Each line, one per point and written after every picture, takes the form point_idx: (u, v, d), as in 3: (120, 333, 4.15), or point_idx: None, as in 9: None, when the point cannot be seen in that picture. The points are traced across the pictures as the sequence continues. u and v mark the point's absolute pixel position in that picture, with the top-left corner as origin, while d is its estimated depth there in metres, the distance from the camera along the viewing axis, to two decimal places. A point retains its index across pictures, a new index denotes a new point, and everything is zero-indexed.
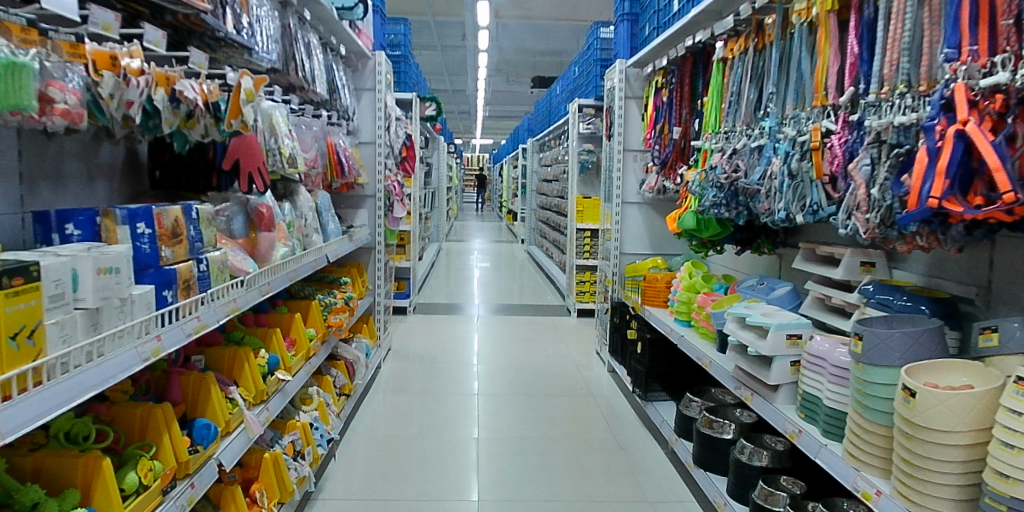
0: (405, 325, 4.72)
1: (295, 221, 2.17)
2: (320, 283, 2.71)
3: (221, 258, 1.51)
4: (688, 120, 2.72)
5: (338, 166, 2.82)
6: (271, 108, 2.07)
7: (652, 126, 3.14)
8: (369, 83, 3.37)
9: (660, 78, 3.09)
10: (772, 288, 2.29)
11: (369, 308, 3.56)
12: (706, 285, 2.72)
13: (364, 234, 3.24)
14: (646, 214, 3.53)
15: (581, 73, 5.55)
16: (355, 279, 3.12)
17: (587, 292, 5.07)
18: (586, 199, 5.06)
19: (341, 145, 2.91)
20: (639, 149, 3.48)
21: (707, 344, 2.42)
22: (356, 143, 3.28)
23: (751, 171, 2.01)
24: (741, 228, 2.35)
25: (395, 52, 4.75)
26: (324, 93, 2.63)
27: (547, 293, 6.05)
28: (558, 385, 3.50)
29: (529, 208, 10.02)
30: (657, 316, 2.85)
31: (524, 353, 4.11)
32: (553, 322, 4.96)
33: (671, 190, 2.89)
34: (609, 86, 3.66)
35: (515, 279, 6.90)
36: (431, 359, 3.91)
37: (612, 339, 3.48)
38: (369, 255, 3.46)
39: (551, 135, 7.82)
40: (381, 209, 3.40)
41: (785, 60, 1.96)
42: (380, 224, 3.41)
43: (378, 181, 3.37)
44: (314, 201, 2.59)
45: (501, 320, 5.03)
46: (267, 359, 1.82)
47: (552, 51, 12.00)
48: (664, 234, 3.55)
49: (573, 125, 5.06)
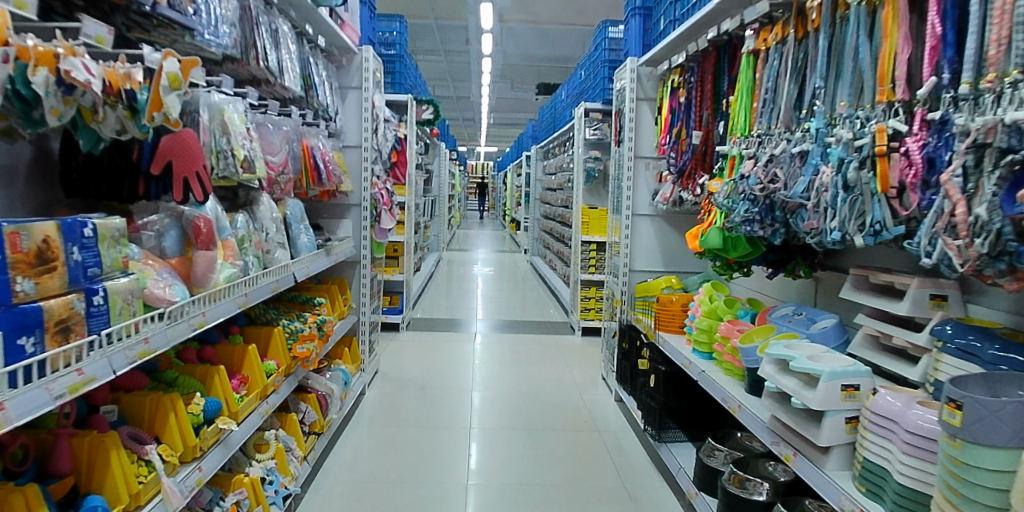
0: (397, 343, 4.38)
1: (250, 235, 1.84)
2: (290, 305, 2.38)
3: (128, 287, 1.17)
4: (710, 123, 2.39)
5: (314, 172, 2.51)
6: (220, 103, 1.75)
7: (668, 131, 2.81)
8: (355, 81, 3.06)
9: (677, 76, 2.77)
10: (812, 321, 1.95)
11: (351, 329, 3.24)
12: (730, 312, 2.38)
13: (345, 247, 2.92)
14: (659, 227, 3.19)
15: (588, 76, 5.24)
16: (333, 298, 2.80)
17: (592, 309, 4.67)
18: (593, 210, 4.72)
19: (318, 148, 2.59)
20: (652, 156, 3.15)
21: (734, 382, 2.07)
22: (339, 147, 2.97)
23: (793, 181, 1.68)
24: (774, 249, 2.01)
25: (389, 51, 4.47)
26: (297, 89, 2.32)
27: (549, 308, 5.71)
28: (560, 417, 3.15)
29: (532, 217, 9.68)
30: (672, 346, 2.50)
31: (525, 378, 3.77)
32: (557, 341, 4.61)
33: (689, 202, 2.56)
34: (619, 87, 3.35)
35: (517, 293, 6.56)
36: (423, 384, 3.58)
37: (621, 367, 3.14)
38: (353, 270, 3.15)
39: (555, 141, 7.50)
40: (367, 219, 3.09)
41: (836, 48, 1.65)
42: (365, 237, 3.10)
43: (363, 189, 3.05)
44: (282, 211, 2.26)
45: (500, 338, 4.68)
46: (204, 405, 1.49)
47: (558, 58, 11.73)
48: (679, 250, 3.21)
49: (579, 131, 4.74)
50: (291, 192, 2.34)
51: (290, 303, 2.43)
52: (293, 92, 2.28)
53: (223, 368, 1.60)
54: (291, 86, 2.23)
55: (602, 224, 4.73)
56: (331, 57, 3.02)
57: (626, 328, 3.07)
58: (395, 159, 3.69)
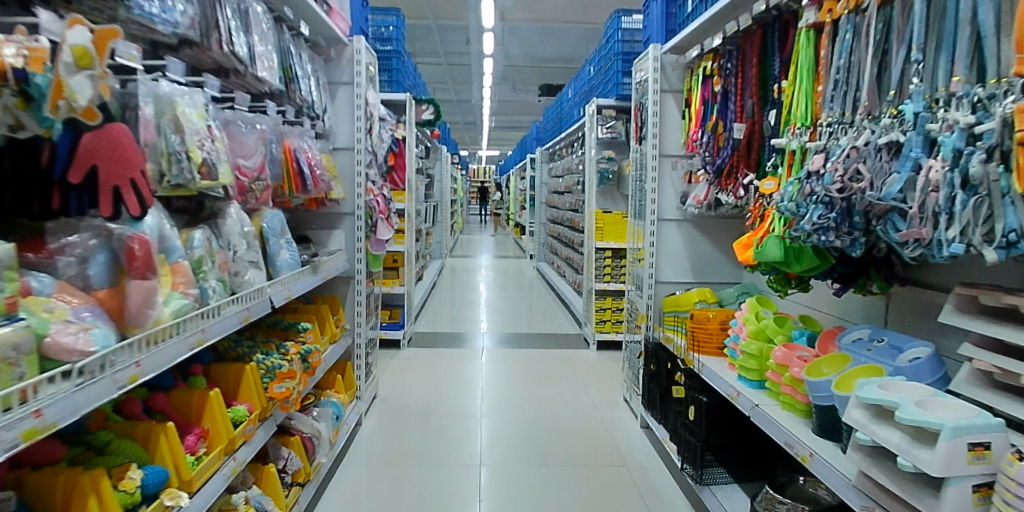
0: (398, 361, 4.03)
1: (211, 255, 1.50)
2: (271, 333, 2.05)
3: (10, 339, 0.82)
4: (756, 113, 2.06)
5: (297, 177, 2.19)
6: (171, 93, 1.42)
7: (700, 126, 2.49)
8: (346, 75, 2.74)
9: (710, 63, 2.44)
10: (897, 349, 1.60)
11: (345, 352, 2.89)
12: (783, 332, 2.05)
13: (337, 261, 2.60)
14: (687, 233, 2.86)
15: (598, 72, 4.92)
16: (323, 320, 2.47)
17: (608, 322, 4.31)
18: (607, 214, 4.36)
19: (302, 150, 2.27)
20: (679, 154, 2.81)
21: (799, 423, 1.73)
22: (328, 149, 2.64)
23: (884, 180, 1.33)
24: (844, 261, 1.68)
25: (385, 46, 4.15)
26: (275, 81, 1.99)
27: (560, 319, 5.36)
28: (580, 449, 2.80)
29: (538, 221, 9.34)
30: (714, 371, 2.17)
31: (538, 400, 3.42)
32: (570, 356, 4.26)
33: (728, 205, 2.24)
34: (639, 78, 3.01)
35: (524, 303, 6.21)
36: (426, 410, 3.24)
37: (648, 391, 2.79)
38: (347, 286, 2.82)
39: (562, 142, 7.17)
40: (361, 230, 2.76)
41: (937, 12, 1.32)
42: (360, 249, 2.77)
43: (357, 195, 2.73)
44: (258, 223, 1.92)
45: (509, 354, 4.33)
46: (141, 479, 1.14)
47: (561, 57, 11.41)
48: (710, 259, 2.88)
49: (591, 130, 4.40)
50: (269, 200, 2.01)
51: (271, 330, 2.10)
52: (270, 85, 1.95)
53: (170, 427, 1.26)
54: (267, 77, 1.90)
55: (618, 229, 4.37)
56: (318, 48, 2.70)
57: (653, 348, 2.73)
58: (392, 161, 3.34)
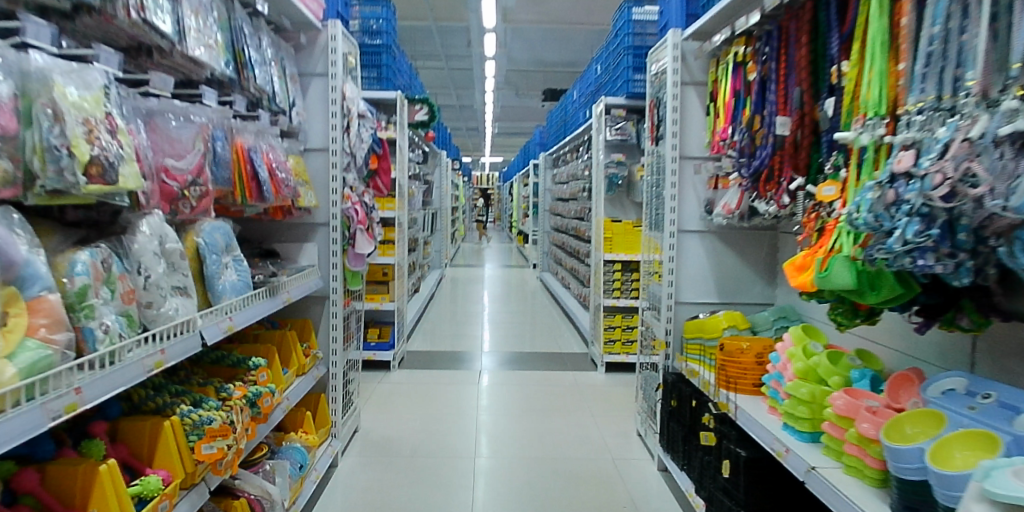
0: (387, 386, 3.64)
1: (107, 282, 1.13)
2: (217, 373, 1.69)
3: None
4: (806, 105, 1.69)
5: (251, 182, 1.84)
6: (46, 68, 1.06)
7: (730, 123, 2.13)
8: (319, 66, 2.38)
9: (742, 48, 2.08)
10: (1013, 411, 1.22)
11: (319, 383, 2.52)
12: (839, 372, 1.68)
13: (309, 280, 2.25)
14: (711, 248, 2.49)
15: (605, 71, 4.58)
16: (287, 351, 2.13)
17: (618, 342, 3.91)
18: (617, 223, 3.98)
19: (260, 150, 1.91)
20: (703, 156, 2.44)
21: (876, 498, 1.33)
22: (297, 150, 2.29)
23: (1010, 183, 0.95)
24: (931, 291, 1.31)
25: (375, 41, 3.76)
26: (218, 64, 1.63)
27: (565, 337, 4.96)
28: (588, 496, 2.39)
29: (541, 229, 8.95)
30: (753, 418, 1.79)
31: (541, 436, 3.01)
32: (576, 380, 3.87)
33: (768, 214, 1.88)
34: (655, 70, 2.65)
35: (526, 317, 5.83)
36: (415, 448, 2.83)
37: (668, 431, 2.40)
38: (322, 307, 2.44)
39: (566, 147, 6.82)
40: (336, 243, 2.39)
41: None
42: (336, 265, 2.42)
43: (332, 203, 2.37)
44: (192, 239, 1.56)
45: (509, 376, 3.95)
46: None
47: (565, 61, 11.10)
48: (737, 277, 2.52)
49: (599, 132, 4.04)
50: (210, 209, 1.64)
51: (215, 367, 1.74)
52: (211, 69, 1.59)
53: None
54: (205, 58, 1.53)
55: (629, 240, 3.99)
56: (286, 34, 2.34)
57: (675, 382, 2.35)
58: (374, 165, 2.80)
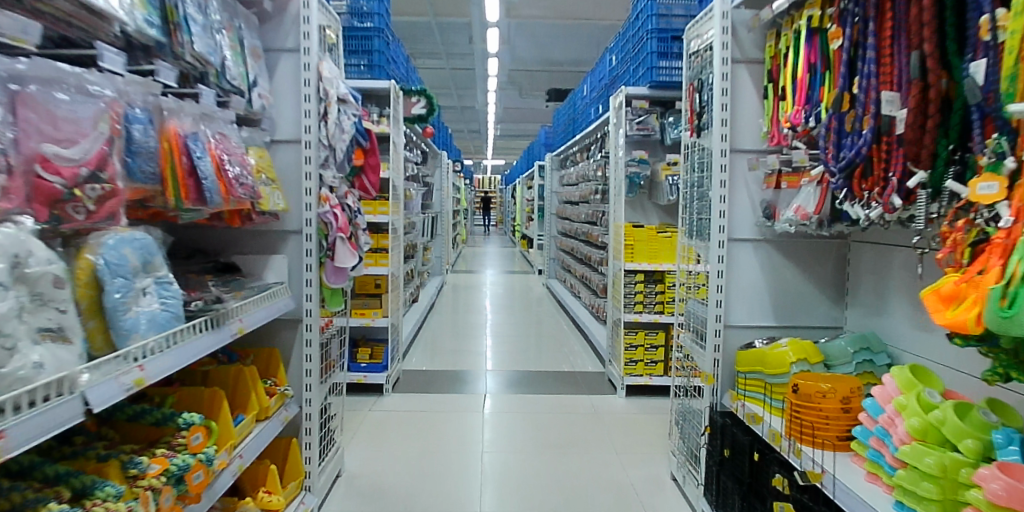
0: (378, 414, 3.19)
1: None
2: (141, 441, 1.25)
3: None
4: (929, 74, 1.25)
5: (190, 178, 1.40)
6: None
7: (804, 105, 1.70)
8: (290, 39, 1.94)
9: (818, 10, 1.65)
10: None
11: (290, 424, 2.07)
12: (973, 434, 1.22)
13: (275, 303, 1.81)
14: (767, 260, 2.06)
15: (621, 61, 4.14)
16: (246, 394, 1.69)
17: (640, 363, 3.46)
18: (640, 228, 3.44)
19: (201, 136, 1.47)
20: (759, 149, 2.01)
21: None
22: (260, 141, 1.85)
23: None
24: None
25: (365, 24, 3.32)
26: (132, 18, 1.18)
27: (578, 355, 4.50)
28: None
29: (547, 233, 8.50)
30: (852, 492, 1.36)
31: (557, 480, 2.52)
32: (594, 404, 3.42)
33: (867, 221, 1.46)
34: (695, 47, 2.22)
35: (533, 330, 5.39)
36: (409, 498, 2.34)
37: (719, 487, 1.94)
38: (293, 333, 2.00)
39: (575, 147, 6.39)
40: (310, 254, 1.95)
41: None
42: (311, 282, 1.97)
43: (306, 206, 1.93)
44: (87, 259, 1.09)
45: (518, 400, 3.50)
46: None
47: (571, 60, 10.70)
48: (795, 295, 2.10)
49: (617, 126, 3.60)
50: (120, 214, 1.19)
51: (132, 427, 1.30)
52: (122, 23, 1.14)
53: None
54: (109, 7, 1.09)
55: (654, 248, 3.45)
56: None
57: (727, 426, 1.90)
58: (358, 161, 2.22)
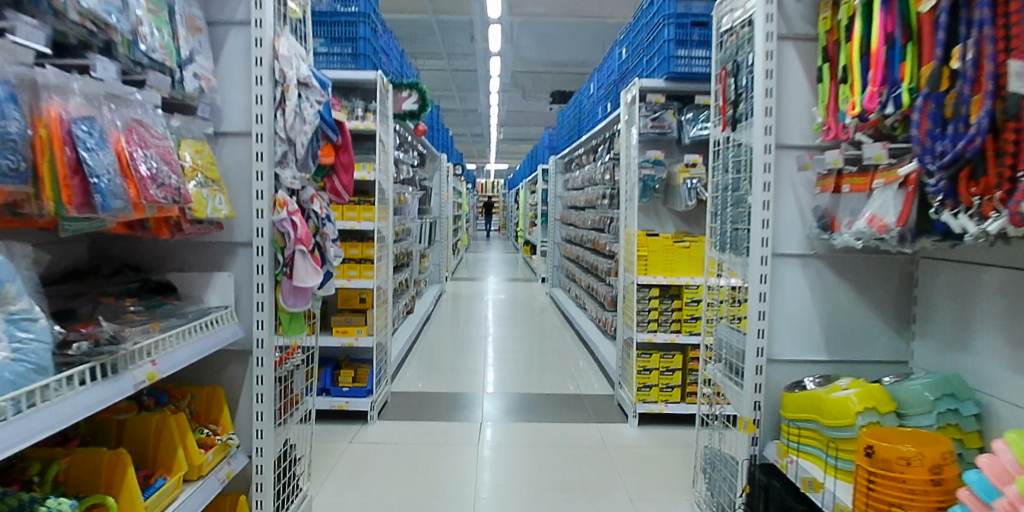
0: (359, 446, 2.83)
1: None
2: None
3: None
4: None
5: (76, 175, 1.04)
6: None
7: (881, 87, 1.35)
8: (240, 9, 1.60)
9: None
10: None
11: (240, 475, 1.71)
12: None
13: (212, 335, 1.46)
14: (819, 280, 1.70)
15: (632, 54, 3.80)
16: (172, 450, 1.35)
17: (655, 388, 3.09)
18: (654, 237, 3.08)
19: (94, 119, 1.11)
20: (809, 145, 1.66)
21: None
22: (198, 133, 1.51)
23: None
24: None
25: (350, 8, 2.99)
26: None
27: (584, 374, 4.14)
28: None
29: (550, 239, 8.13)
30: None
31: None
32: (602, 435, 3.05)
33: (973, 238, 1.11)
34: (729, 23, 1.86)
35: (536, 346, 5.02)
36: None
37: None
38: (242, 368, 1.65)
39: (580, 149, 6.04)
40: (262, 271, 1.60)
41: None
42: (262, 306, 1.61)
43: (257, 211, 1.59)
44: None
45: (518, 429, 3.13)
46: None
47: (575, 61, 10.39)
48: (851, 323, 1.73)
49: (629, 123, 3.25)
50: None
51: None
52: None
53: None
54: None
55: (671, 259, 3.08)
56: None
57: (774, 490, 1.52)
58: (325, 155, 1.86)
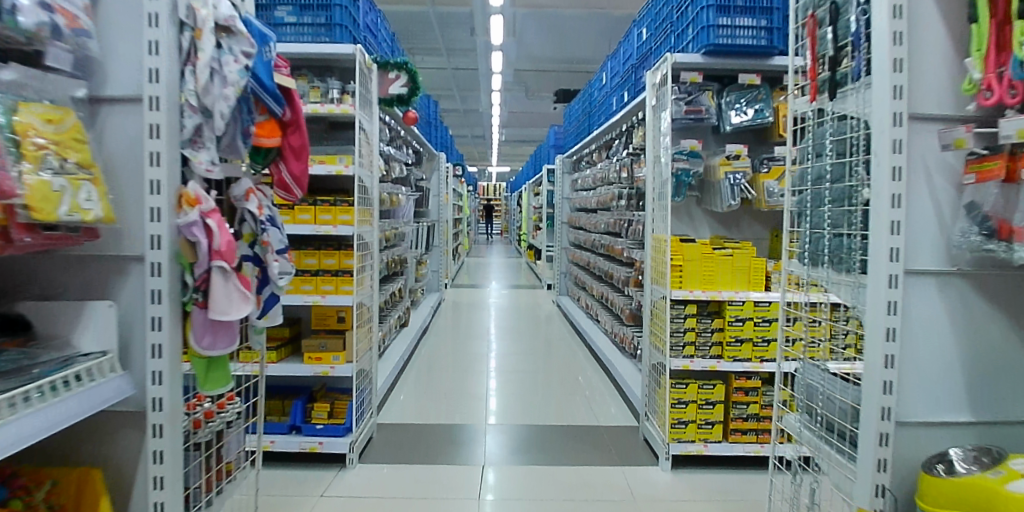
0: (336, 500, 2.31)
1: None
2: None
3: None
4: None
5: None
6: None
7: None
8: None
9: None
10: None
11: None
12: None
13: (61, 405, 0.89)
14: (963, 308, 1.19)
15: (656, 30, 3.28)
16: None
17: (692, 425, 2.57)
18: (690, 244, 2.56)
19: None
20: (953, 117, 1.15)
21: None
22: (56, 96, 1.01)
23: None
24: None
25: None
26: None
27: (602, 400, 3.62)
28: None
29: (557, 244, 7.62)
30: None
31: None
32: (628, 480, 2.53)
33: None
34: None
35: (544, 363, 4.50)
36: None
37: None
38: (137, 437, 1.14)
39: (592, 146, 5.54)
40: (157, 300, 1.09)
41: None
42: (167, 350, 1.11)
43: (155, 212, 1.08)
44: None
45: (529, 473, 2.61)
46: None
47: (582, 56, 9.87)
48: (1008, 370, 1.21)
49: (654, 109, 2.79)
50: None
51: None
52: None
53: None
54: None
55: (710, 269, 2.56)
56: None
57: None
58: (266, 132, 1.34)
